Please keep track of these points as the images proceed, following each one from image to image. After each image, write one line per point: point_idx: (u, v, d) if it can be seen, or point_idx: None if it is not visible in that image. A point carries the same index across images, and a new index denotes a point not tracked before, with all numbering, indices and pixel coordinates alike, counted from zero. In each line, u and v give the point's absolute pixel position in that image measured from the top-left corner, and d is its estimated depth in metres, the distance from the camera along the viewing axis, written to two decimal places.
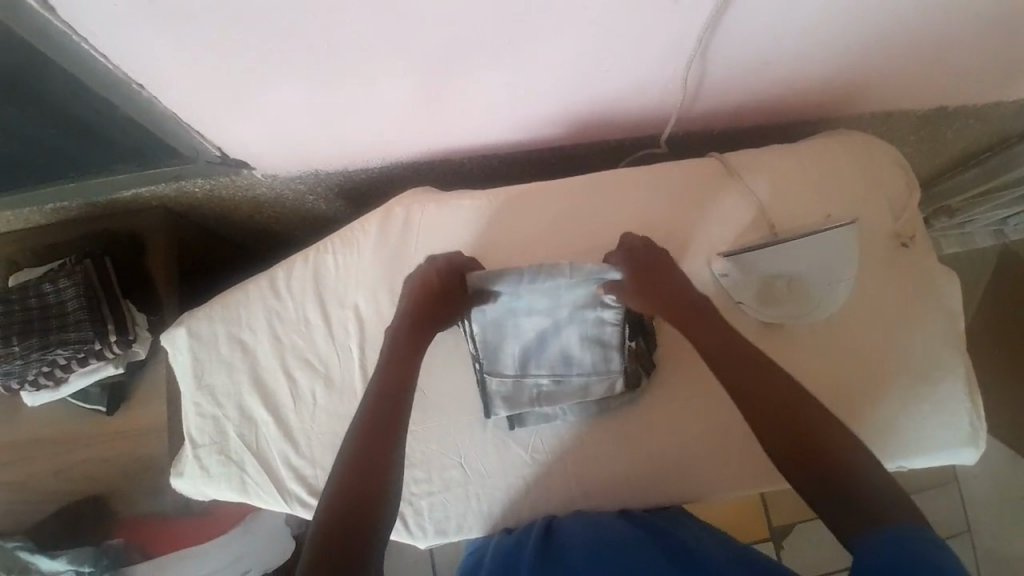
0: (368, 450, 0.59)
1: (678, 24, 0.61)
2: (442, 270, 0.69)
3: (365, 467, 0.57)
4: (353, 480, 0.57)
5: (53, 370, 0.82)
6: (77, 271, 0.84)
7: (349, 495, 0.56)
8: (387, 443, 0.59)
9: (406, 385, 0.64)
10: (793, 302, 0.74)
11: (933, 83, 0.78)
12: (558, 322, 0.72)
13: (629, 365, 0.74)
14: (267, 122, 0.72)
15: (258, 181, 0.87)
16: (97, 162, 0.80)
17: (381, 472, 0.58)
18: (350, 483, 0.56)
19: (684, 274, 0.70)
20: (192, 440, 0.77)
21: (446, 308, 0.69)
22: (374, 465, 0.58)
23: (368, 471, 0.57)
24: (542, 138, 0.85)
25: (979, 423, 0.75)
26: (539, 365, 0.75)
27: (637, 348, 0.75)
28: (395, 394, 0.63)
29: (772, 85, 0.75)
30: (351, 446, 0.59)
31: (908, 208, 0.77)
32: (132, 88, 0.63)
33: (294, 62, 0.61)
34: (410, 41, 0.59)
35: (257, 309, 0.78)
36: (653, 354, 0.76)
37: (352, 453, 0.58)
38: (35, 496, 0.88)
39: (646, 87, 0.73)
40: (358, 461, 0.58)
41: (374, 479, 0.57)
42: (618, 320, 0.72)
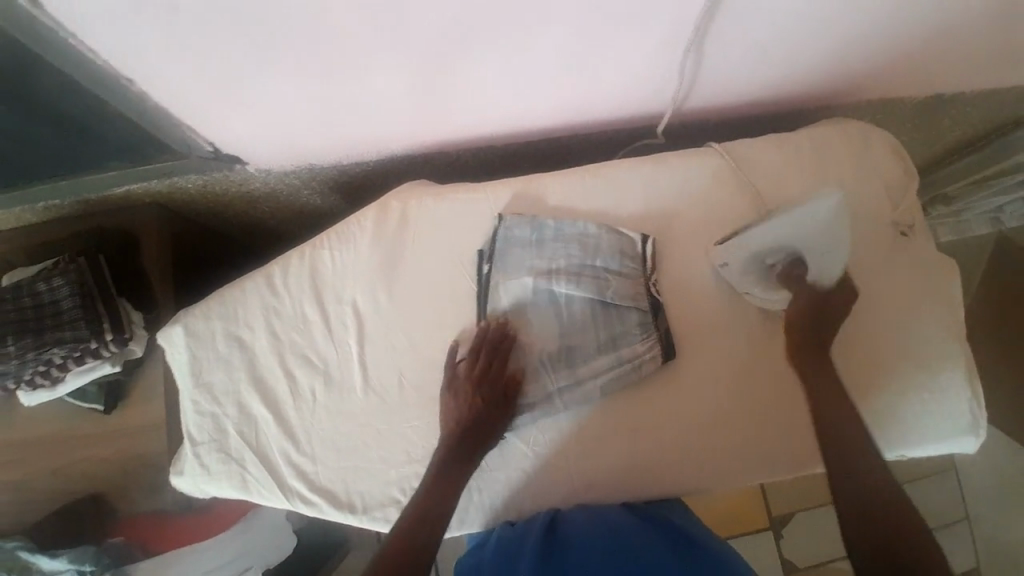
0: (438, 491, 0.68)
1: (675, 14, 0.60)
2: (486, 348, 0.73)
3: (435, 489, 0.68)
4: (425, 500, 0.68)
5: (49, 370, 0.81)
6: (71, 269, 0.83)
7: (421, 510, 0.67)
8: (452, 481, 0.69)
9: (481, 429, 0.71)
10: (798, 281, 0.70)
11: (930, 71, 0.77)
12: (574, 325, 0.75)
13: (644, 322, 0.75)
14: (259, 115, 0.71)
15: (252, 176, 0.86)
16: (88, 158, 0.79)
17: (448, 501, 0.68)
18: (423, 500, 0.68)
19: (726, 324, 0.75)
20: (191, 438, 0.77)
21: (493, 379, 0.72)
22: (446, 490, 0.68)
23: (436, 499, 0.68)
24: (538, 131, 0.84)
25: (979, 412, 0.75)
26: (552, 366, 0.74)
27: (655, 321, 0.75)
28: (470, 436, 0.71)
29: (771, 73, 0.75)
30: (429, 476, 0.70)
31: (907, 197, 0.77)
32: (121, 83, 0.62)
33: (287, 58, 0.60)
34: (404, 32, 0.57)
35: (255, 306, 0.78)
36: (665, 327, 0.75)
37: (428, 482, 0.69)
38: (35, 496, 0.88)
39: (642, 76, 0.72)
40: (434, 480, 0.69)
41: (442, 502, 0.68)
42: (634, 304, 0.75)
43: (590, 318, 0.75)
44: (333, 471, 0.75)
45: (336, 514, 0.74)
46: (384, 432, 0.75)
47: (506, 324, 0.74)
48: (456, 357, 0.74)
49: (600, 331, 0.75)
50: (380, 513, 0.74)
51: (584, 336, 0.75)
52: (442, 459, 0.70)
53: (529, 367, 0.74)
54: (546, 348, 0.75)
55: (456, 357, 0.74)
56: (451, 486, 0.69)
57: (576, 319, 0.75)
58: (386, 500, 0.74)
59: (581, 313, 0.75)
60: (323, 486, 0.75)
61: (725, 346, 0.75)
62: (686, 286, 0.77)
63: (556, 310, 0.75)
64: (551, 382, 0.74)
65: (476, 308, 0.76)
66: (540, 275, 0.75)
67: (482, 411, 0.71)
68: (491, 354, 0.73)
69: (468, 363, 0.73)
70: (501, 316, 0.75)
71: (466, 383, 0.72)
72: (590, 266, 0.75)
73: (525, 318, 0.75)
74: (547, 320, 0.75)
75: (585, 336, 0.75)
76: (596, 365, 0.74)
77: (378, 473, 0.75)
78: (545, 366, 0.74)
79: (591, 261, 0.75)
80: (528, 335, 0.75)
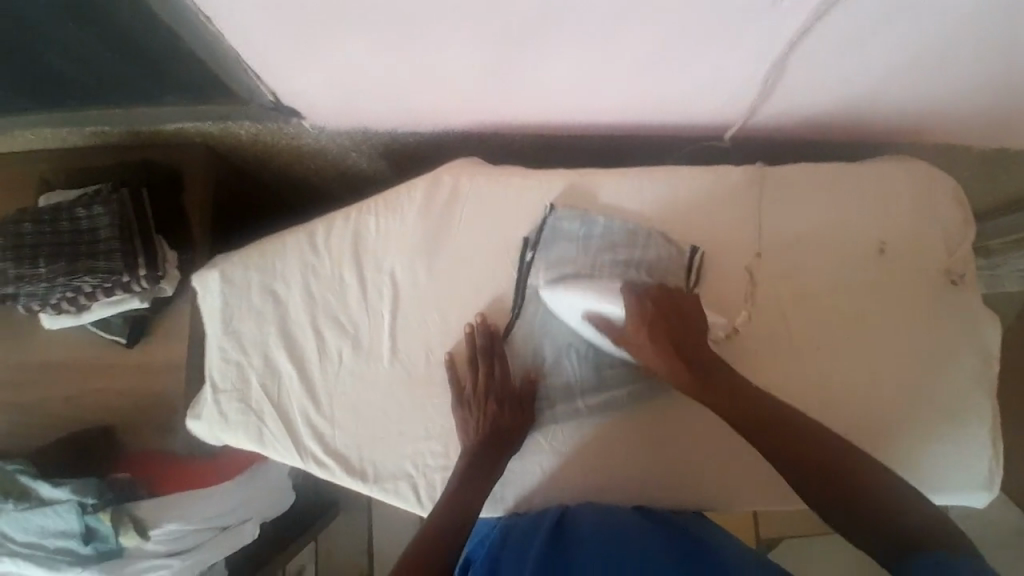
0: (464, 493, 0.68)
1: (766, 29, 0.59)
2: (486, 348, 0.73)
3: (462, 490, 0.68)
4: (452, 500, 0.68)
5: (76, 297, 0.81)
6: (112, 199, 0.82)
7: (446, 510, 0.67)
8: (479, 484, 0.69)
9: (508, 432, 0.71)
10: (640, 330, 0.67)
11: (1005, 123, 0.76)
12: None
13: None
14: (324, 72, 0.70)
15: (305, 132, 0.85)
16: (146, 91, 0.78)
17: (473, 503, 0.68)
18: (450, 503, 0.68)
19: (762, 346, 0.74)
20: (214, 384, 0.76)
21: (497, 379, 0.72)
22: (473, 490, 0.68)
23: (462, 501, 0.68)
24: (597, 127, 0.83)
25: (996, 469, 0.73)
26: (580, 364, 0.74)
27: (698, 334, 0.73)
28: (496, 439, 0.71)
29: (843, 103, 0.73)
30: (455, 478, 0.70)
31: (963, 247, 0.76)
32: (198, 20, 0.61)
33: (366, 18, 0.59)
34: (491, 7, 0.57)
35: (294, 262, 0.77)
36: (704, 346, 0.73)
37: (454, 484, 0.69)
38: (49, 419, 0.88)
39: (715, 87, 0.71)
40: (460, 480, 0.69)
41: (467, 505, 0.68)
42: None
43: None
44: (349, 436, 0.75)
45: (346, 479, 0.74)
46: (405, 405, 0.75)
47: (506, 328, 0.75)
48: (453, 358, 0.74)
49: None
50: (391, 485, 0.73)
51: None
52: (468, 458, 0.70)
53: (554, 363, 0.75)
54: (575, 347, 0.75)
55: (452, 357, 0.74)
56: (478, 487, 0.69)
57: None
58: (399, 474, 0.74)
59: None
60: (338, 450, 0.74)
61: (756, 363, 0.74)
62: (729, 302, 0.75)
63: None
64: (574, 379, 0.74)
65: (513, 293, 0.76)
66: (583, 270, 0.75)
67: (499, 414, 0.71)
68: (491, 359, 0.73)
69: (470, 370, 0.73)
70: (479, 314, 0.75)
71: (476, 392, 0.72)
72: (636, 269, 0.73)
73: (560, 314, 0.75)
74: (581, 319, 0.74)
75: None
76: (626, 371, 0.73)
77: (395, 445, 0.74)
78: (574, 364, 0.74)
79: (636, 264, 0.73)
80: (560, 329, 0.75)
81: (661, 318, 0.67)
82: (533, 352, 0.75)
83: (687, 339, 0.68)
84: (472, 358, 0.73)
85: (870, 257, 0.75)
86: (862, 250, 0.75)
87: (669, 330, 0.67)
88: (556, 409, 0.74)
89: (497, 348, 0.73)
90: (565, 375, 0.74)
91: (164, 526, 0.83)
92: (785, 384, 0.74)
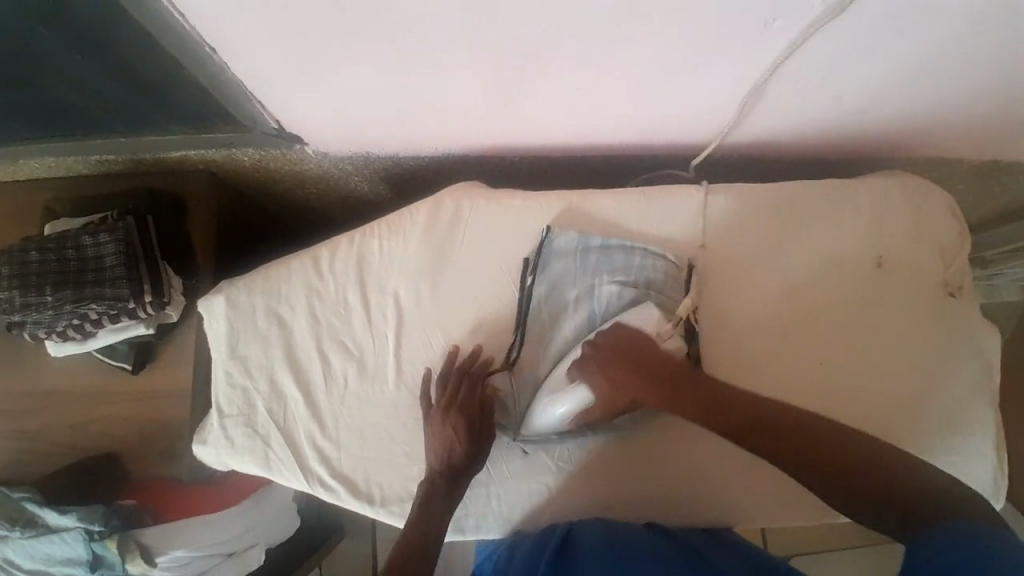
0: (425, 518, 0.69)
1: (759, 52, 0.61)
2: (458, 372, 0.73)
3: (420, 516, 0.70)
4: (412, 524, 0.70)
5: (82, 324, 0.82)
6: (118, 227, 0.83)
7: (410, 532, 0.69)
8: (438, 510, 0.70)
9: (467, 459, 0.71)
10: (607, 362, 0.67)
11: (995, 137, 0.77)
12: None
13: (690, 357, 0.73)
14: (330, 100, 0.72)
15: (307, 157, 0.87)
16: (152, 120, 0.79)
17: (434, 528, 0.69)
18: (422, 525, 0.69)
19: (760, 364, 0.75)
20: (220, 409, 0.76)
21: (467, 402, 0.72)
22: (433, 515, 0.70)
23: (422, 526, 0.69)
24: (595, 147, 0.84)
25: (1003, 480, 0.74)
26: None
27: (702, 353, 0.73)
28: (453, 466, 0.71)
29: (835, 121, 0.75)
30: (417, 498, 0.71)
31: (959, 258, 0.77)
32: (205, 52, 0.63)
33: (370, 48, 0.61)
34: (491, 34, 0.58)
35: (299, 286, 0.78)
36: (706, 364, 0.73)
37: (416, 506, 0.70)
38: (54, 446, 0.88)
39: (710, 108, 0.73)
40: (421, 503, 0.70)
41: (430, 529, 0.69)
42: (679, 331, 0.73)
43: None
44: (355, 459, 0.75)
45: (353, 503, 0.74)
46: (410, 427, 0.75)
47: (496, 362, 0.76)
48: (429, 375, 0.75)
49: None
50: (397, 507, 0.74)
51: None
52: (427, 483, 0.71)
53: None
54: None
55: (430, 375, 0.75)
56: (437, 514, 0.70)
57: None
58: (404, 496, 0.74)
59: None
60: (343, 473, 0.74)
61: (760, 377, 0.74)
62: (730, 317, 0.76)
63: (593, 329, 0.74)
64: None
65: (516, 315, 0.76)
66: (585, 298, 0.75)
67: (456, 440, 0.71)
68: (466, 382, 0.73)
69: (439, 390, 0.73)
70: (479, 344, 0.75)
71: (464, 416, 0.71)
72: (631, 289, 0.74)
73: (561, 335, 0.75)
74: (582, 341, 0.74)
75: None
76: None
77: (401, 467, 0.75)
78: None
79: (633, 282, 0.74)
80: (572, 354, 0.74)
81: (622, 354, 0.67)
82: (536, 376, 0.74)
83: (650, 365, 0.66)
84: (443, 378, 0.74)
85: (866, 273, 0.76)
86: (858, 265, 0.76)
87: (631, 360, 0.67)
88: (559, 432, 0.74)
89: (470, 371, 0.73)
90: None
91: (170, 553, 0.83)
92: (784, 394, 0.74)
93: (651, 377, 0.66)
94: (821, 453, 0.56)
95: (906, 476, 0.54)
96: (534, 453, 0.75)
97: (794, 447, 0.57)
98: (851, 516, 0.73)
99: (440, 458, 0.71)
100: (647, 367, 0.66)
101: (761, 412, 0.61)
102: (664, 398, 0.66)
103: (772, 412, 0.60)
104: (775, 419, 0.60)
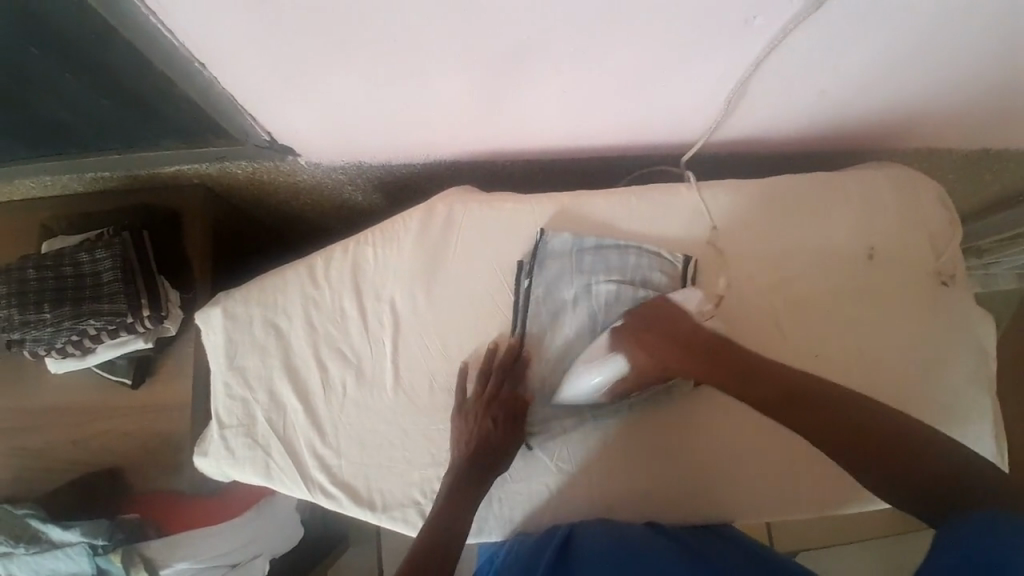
0: (451, 514, 0.69)
1: (740, 49, 0.62)
2: (497, 365, 0.74)
3: (448, 511, 0.69)
4: (438, 520, 0.69)
5: (81, 340, 0.82)
6: (115, 242, 0.83)
7: (435, 528, 0.68)
8: (465, 506, 0.70)
9: (497, 456, 0.72)
10: (638, 337, 0.70)
11: (982, 126, 0.78)
12: None
13: None
14: (319, 111, 0.72)
15: (301, 167, 0.87)
16: (145, 136, 0.80)
17: (460, 524, 0.68)
18: (445, 507, 0.70)
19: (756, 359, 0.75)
20: (220, 420, 0.77)
21: (502, 398, 0.73)
22: (459, 510, 0.69)
23: (449, 522, 0.68)
24: (585, 149, 0.85)
25: (1003, 467, 0.74)
26: None
27: None
28: (484, 461, 0.71)
29: (821, 115, 0.76)
30: (443, 495, 0.71)
31: (951, 247, 0.77)
32: (194, 67, 0.64)
33: (356, 58, 0.62)
34: (474, 40, 0.59)
35: (295, 296, 0.78)
36: None
37: (442, 503, 0.70)
38: (56, 462, 0.88)
39: (697, 107, 0.73)
40: (447, 499, 0.70)
41: (455, 524, 0.68)
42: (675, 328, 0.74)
43: None
44: (355, 466, 0.75)
45: (355, 510, 0.74)
46: (410, 432, 0.76)
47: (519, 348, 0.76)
48: (467, 367, 0.75)
49: None
50: (399, 512, 0.74)
51: None
52: (454, 479, 0.71)
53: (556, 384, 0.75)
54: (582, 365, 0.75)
55: (468, 368, 0.75)
56: (462, 511, 0.69)
57: None
58: (406, 501, 0.74)
59: None
60: (344, 481, 0.75)
61: None
62: (725, 313, 0.76)
63: (592, 328, 0.75)
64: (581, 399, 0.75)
65: (512, 316, 0.77)
66: (583, 299, 0.76)
67: (491, 434, 0.72)
68: (503, 377, 0.74)
69: (478, 382, 0.74)
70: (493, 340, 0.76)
71: (478, 403, 0.73)
72: (628, 288, 0.75)
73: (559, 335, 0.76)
74: (581, 340, 0.75)
75: None
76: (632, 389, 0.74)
77: (402, 472, 0.75)
78: None
79: (630, 282, 0.75)
80: (574, 354, 0.75)
81: (657, 326, 0.70)
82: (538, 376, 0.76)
83: (685, 335, 0.69)
84: (484, 370, 0.74)
85: (859, 264, 0.76)
86: (851, 257, 0.77)
87: (667, 330, 0.70)
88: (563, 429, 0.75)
89: (510, 365, 0.74)
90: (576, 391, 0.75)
91: (174, 565, 0.83)
92: None
93: (679, 348, 0.69)
94: (839, 426, 0.58)
95: (925, 446, 0.56)
96: (534, 453, 0.76)
97: (827, 424, 0.59)
98: (852, 508, 0.73)
99: (472, 454, 0.71)
100: (681, 339, 0.69)
101: (784, 385, 0.63)
102: (697, 366, 0.68)
103: (798, 381, 0.63)
104: (796, 389, 0.62)
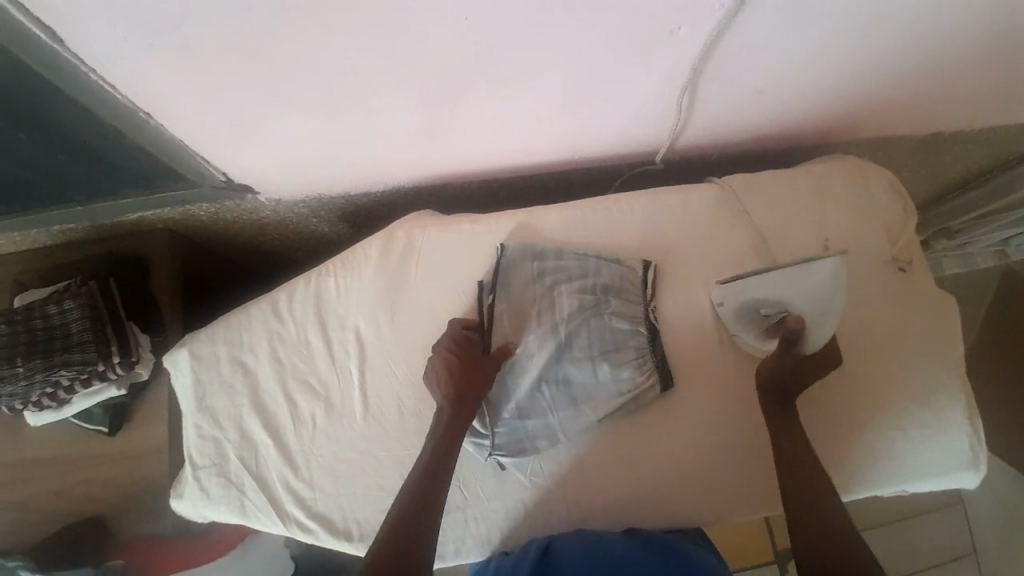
0: (423, 503, 0.66)
1: (674, 56, 0.62)
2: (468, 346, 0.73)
3: (421, 497, 0.66)
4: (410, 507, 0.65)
5: (55, 392, 0.83)
6: (82, 292, 0.85)
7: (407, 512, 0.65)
8: (439, 491, 0.67)
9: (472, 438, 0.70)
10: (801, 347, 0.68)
11: (927, 111, 0.78)
12: (575, 353, 0.75)
13: (650, 361, 0.75)
14: (273, 149, 0.74)
15: (262, 205, 0.89)
16: (103, 185, 0.81)
17: (433, 510, 0.65)
18: (422, 481, 0.67)
19: (717, 364, 0.75)
20: (192, 461, 0.77)
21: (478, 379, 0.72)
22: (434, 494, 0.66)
23: (423, 508, 0.65)
24: (539, 165, 0.86)
25: (979, 447, 0.74)
26: (555, 385, 0.75)
27: (656, 355, 0.75)
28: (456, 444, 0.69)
29: (765, 113, 0.77)
30: (414, 480, 0.67)
31: (905, 233, 0.78)
32: (138, 116, 0.65)
33: (297, 96, 0.63)
34: (409, 68, 0.60)
35: (259, 331, 0.79)
36: (670, 369, 0.75)
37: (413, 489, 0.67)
38: (36, 514, 0.89)
39: (638, 116, 0.75)
40: (417, 485, 0.67)
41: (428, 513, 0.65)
42: (634, 332, 0.75)
43: (591, 350, 0.75)
44: (329, 497, 0.76)
45: (333, 541, 0.75)
46: (382, 459, 0.76)
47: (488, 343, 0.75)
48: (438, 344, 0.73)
49: (598, 364, 0.74)
50: None
51: (586, 365, 0.74)
52: (426, 468, 0.68)
53: (527, 387, 0.75)
54: (552, 363, 0.75)
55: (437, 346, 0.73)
56: (436, 496, 0.66)
57: (575, 348, 0.75)
58: None
59: (582, 348, 0.75)
60: (320, 513, 0.75)
61: (719, 373, 0.75)
62: (686, 320, 0.76)
63: (557, 339, 0.75)
64: (551, 405, 0.74)
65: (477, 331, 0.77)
66: (546, 313, 0.76)
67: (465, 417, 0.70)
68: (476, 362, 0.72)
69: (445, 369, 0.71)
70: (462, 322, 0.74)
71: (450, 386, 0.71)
72: (589, 297, 0.76)
73: (526, 342, 0.75)
74: (550, 347, 0.75)
75: (586, 369, 0.75)
76: (601, 399, 0.74)
77: (375, 501, 0.75)
78: (551, 385, 0.75)
79: (591, 290, 0.76)
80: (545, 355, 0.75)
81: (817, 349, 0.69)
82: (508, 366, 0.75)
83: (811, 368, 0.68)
84: (457, 348, 0.72)
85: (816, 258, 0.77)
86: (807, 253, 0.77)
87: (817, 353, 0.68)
88: (536, 430, 0.75)
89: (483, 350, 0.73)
90: (547, 385, 0.75)
91: None
92: (744, 389, 0.75)
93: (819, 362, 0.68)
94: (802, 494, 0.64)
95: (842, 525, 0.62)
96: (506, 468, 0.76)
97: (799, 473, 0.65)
98: None
99: (444, 442, 0.69)
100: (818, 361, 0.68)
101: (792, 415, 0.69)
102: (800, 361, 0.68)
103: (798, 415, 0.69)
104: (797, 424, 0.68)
